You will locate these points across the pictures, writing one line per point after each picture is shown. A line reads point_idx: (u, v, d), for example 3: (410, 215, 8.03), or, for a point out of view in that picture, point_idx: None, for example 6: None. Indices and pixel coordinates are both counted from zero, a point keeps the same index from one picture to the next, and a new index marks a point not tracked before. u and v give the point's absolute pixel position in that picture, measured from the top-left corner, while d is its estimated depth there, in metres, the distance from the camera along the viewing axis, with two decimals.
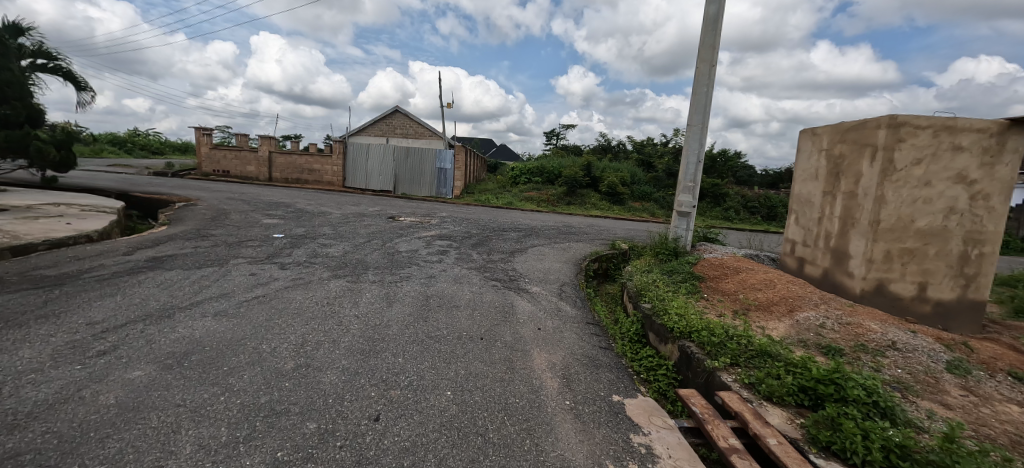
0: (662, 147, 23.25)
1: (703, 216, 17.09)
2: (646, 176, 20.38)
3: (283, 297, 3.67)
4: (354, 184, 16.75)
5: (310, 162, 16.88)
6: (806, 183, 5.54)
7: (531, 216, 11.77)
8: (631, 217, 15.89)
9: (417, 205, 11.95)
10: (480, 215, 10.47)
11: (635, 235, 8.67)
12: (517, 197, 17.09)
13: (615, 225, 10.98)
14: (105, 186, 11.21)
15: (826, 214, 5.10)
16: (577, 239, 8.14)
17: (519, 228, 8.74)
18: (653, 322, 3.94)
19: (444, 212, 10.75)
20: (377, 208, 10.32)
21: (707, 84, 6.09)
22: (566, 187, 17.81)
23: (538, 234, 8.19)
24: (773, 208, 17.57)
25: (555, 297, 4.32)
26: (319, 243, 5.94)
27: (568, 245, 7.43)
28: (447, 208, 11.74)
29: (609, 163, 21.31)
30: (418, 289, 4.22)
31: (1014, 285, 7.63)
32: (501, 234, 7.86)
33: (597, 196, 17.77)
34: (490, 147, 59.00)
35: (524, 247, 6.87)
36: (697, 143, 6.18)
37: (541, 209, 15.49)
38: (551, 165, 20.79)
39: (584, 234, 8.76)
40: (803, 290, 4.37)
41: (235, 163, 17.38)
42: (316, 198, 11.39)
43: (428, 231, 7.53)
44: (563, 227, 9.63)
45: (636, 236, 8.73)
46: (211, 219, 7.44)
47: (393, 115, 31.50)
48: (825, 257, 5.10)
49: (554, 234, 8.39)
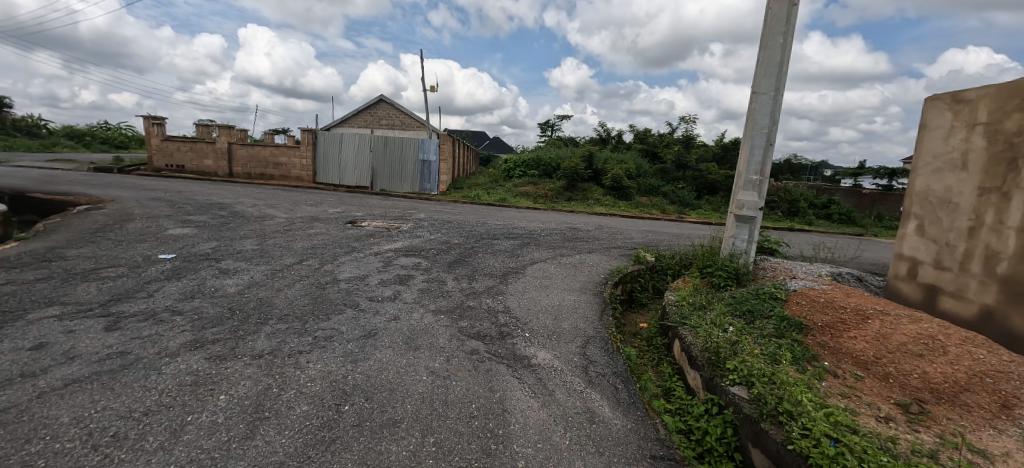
0: (668, 137, 21.41)
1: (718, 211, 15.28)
2: (652, 168, 18.56)
3: (26, 422, 1.78)
4: (326, 179, 14.76)
5: (276, 154, 14.85)
6: (940, 175, 3.71)
7: (528, 216, 9.90)
8: (641, 214, 14.05)
9: (392, 204, 10.03)
10: (467, 217, 8.58)
11: (661, 247, 6.87)
12: (511, 192, 15.18)
13: (629, 227, 9.17)
14: (8, 185, 9.19)
15: (989, 223, 3.29)
16: (589, 249, 6.30)
17: (513, 235, 6.89)
18: (764, 436, 2.09)
19: (422, 212, 8.84)
20: (338, 209, 8.38)
21: (783, 31, 4.16)
22: (565, 181, 15.97)
23: (538, 244, 6.32)
24: (796, 202, 15.81)
25: (580, 377, 2.46)
26: (219, 267, 4.03)
27: (579, 259, 5.59)
28: (427, 207, 9.84)
29: (611, 154, 19.47)
30: (335, 370, 2.33)
31: None
32: (491, 245, 5.99)
33: (600, 191, 15.92)
34: (483, 140, 56.86)
35: (521, 265, 5.01)
36: (766, 118, 4.27)
37: (537, 206, 13.61)
38: (549, 157, 18.89)
39: (595, 242, 6.90)
40: (997, 359, 2.57)
41: (190, 156, 15.32)
42: (268, 197, 9.43)
43: (393, 243, 5.63)
44: (567, 231, 7.77)
45: (663, 247, 6.90)
46: (97, 230, 5.50)
47: (378, 106, 29.37)
48: (985, 288, 3.29)
49: (558, 242, 6.53)
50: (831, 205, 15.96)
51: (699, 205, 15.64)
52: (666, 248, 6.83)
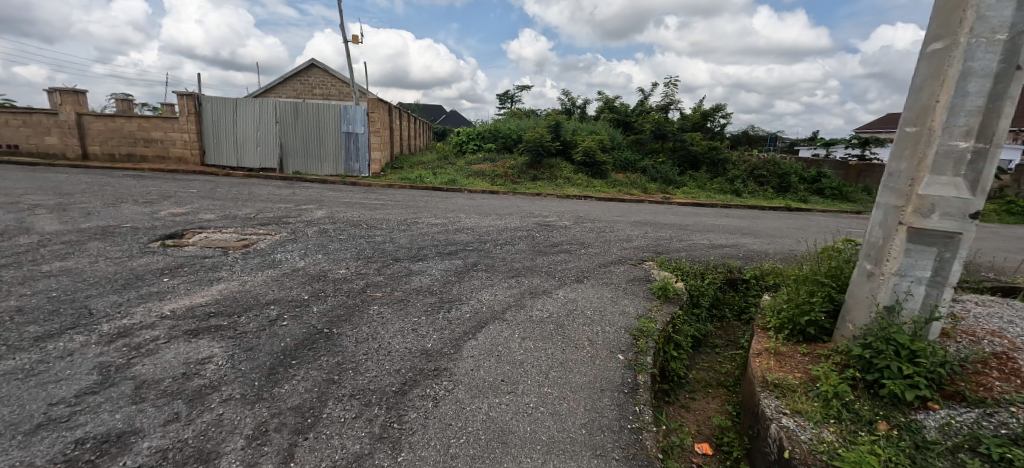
0: (641, 105, 19.12)
1: (704, 188, 13.31)
2: (626, 139, 16.29)
3: None
4: (219, 160, 11.30)
5: (146, 128, 11.18)
6: None
7: (481, 207, 7.20)
8: (620, 194, 11.75)
9: (286, 195, 7.04)
10: (387, 215, 5.78)
11: (683, 263, 4.41)
12: (463, 172, 12.39)
13: (618, 219, 6.75)
14: None
15: None
16: (577, 271, 3.72)
17: (451, 248, 4.22)
18: None
19: (322, 209, 5.96)
20: (181, 210, 5.36)
21: None
22: (528, 156, 13.33)
23: (491, 267, 3.69)
24: (787, 175, 14.01)
25: None
26: None
27: (565, 302, 2.99)
28: (336, 199, 6.93)
29: (580, 125, 16.98)
30: None
31: None
32: (403, 277, 3.28)
33: (570, 167, 13.46)
34: (440, 114, 52.63)
35: (450, 336, 2.38)
36: (1011, 4, 1.76)
37: (495, 188, 10.95)
38: (509, 128, 16.11)
39: (582, 253, 4.35)
40: None
41: (23, 132, 11.31)
42: (82, 191, 6.18)
43: (197, 291, 2.81)
44: (536, 234, 5.18)
45: (684, 262, 4.45)
46: None
47: (308, 72, 25.08)
48: None
49: (524, 261, 3.92)
50: (823, 178, 14.31)
51: (682, 182, 13.50)
52: (691, 267, 4.37)
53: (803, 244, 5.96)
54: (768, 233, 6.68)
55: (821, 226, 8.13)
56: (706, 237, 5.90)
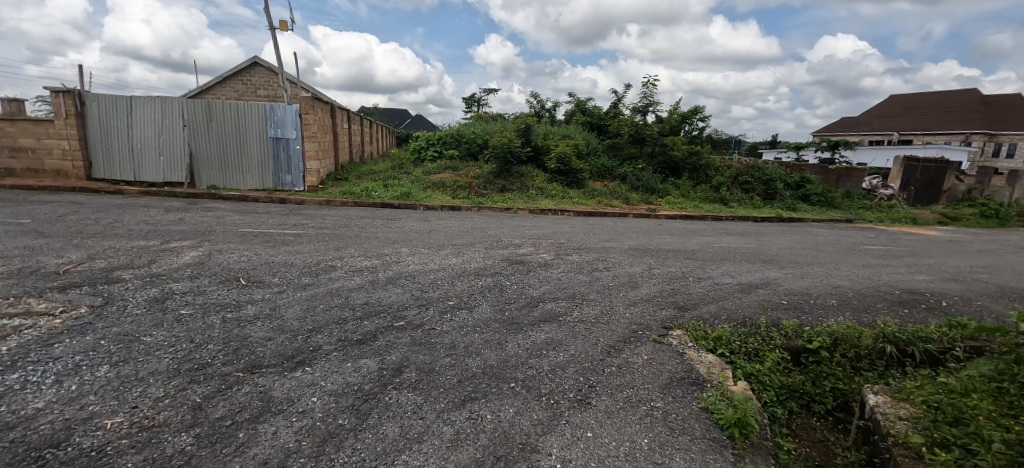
0: (615, 108, 18.06)
1: (688, 197, 12.27)
2: (601, 144, 15.14)
3: None
4: (111, 173, 9.10)
5: (11, 134, 8.83)
6: None
7: (434, 233, 5.59)
8: (600, 206, 10.45)
9: (167, 226, 5.17)
10: (294, 256, 4.06)
11: (724, 330, 2.94)
12: (419, 184, 10.73)
13: (609, 247, 5.33)
14: None
15: None
16: (575, 375, 2.17)
17: (366, 327, 2.57)
18: None
19: (202, 249, 4.18)
20: None
21: None
22: (495, 164, 11.84)
23: (428, 375, 2.09)
24: (772, 181, 13.20)
25: None
26: None
27: None
28: (238, 230, 5.14)
29: (552, 128, 15.68)
30: None
31: None
32: (237, 432, 1.62)
33: (543, 176, 12.09)
34: (405, 119, 50.36)
35: None
36: None
37: (457, 202, 9.37)
38: (474, 132, 14.56)
39: (576, 323, 2.81)
40: None
41: None
42: None
43: None
44: (506, 281, 3.63)
45: (725, 328, 2.99)
46: None
47: (251, 70, 22.55)
48: None
49: (486, 353, 2.33)
50: (806, 183, 13.61)
51: (665, 191, 12.40)
52: (737, 336, 2.91)
53: (843, 276, 4.72)
54: (791, 259, 5.43)
55: (833, 243, 7.07)
56: (726, 271, 4.54)
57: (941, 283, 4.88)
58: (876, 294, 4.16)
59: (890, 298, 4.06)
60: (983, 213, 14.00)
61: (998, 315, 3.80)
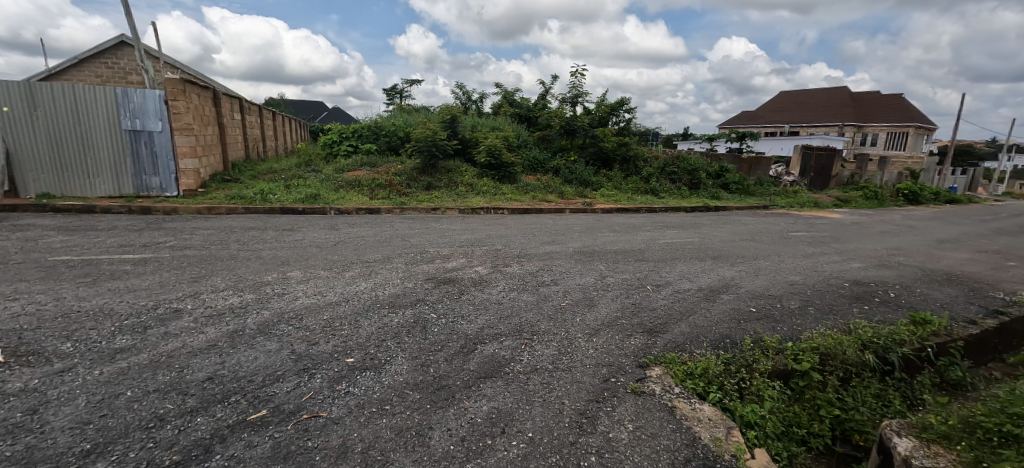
0: (543, 99, 17.67)
1: (620, 189, 12.22)
2: (532, 135, 14.63)
3: None
4: None
5: None
6: None
7: (342, 247, 4.51)
8: (535, 202, 9.88)
9: None
10: (119, 299, 2.81)
11: (707, 360, 2.36)
12: (330, 183, 9.32)
13: (551, 251, 4.67)
14: None
15: None
16: None
17: (195, 432, 1.57)
18: None
19: None
20: None
21: None
22: (419, 159, 10.75)
23: None
24: (695, 171, 13.64)
25: None
26: None
27: None
28: (47, 260, 3.65)
29: (480, 120, 14.82)
30: None
31: None
32: None
33: (472, 171, 11.24)
34: (320, 111, 46.16)
35: None
36: None
37: (376, 203, 8.20)
38: (394, 123, 13.22)
39: (528, 376, 2.05)
40: None
41: None
42: None
43: None
44: (430, 313, 2.76)
45: (708, 356, 2.42)
46: None
47: (115, 50, 18.69)
48: None
49: (398, 460, 1.47)
50: (724, 172, 14.30)
51: (598, 183, 12.19)
52: (723, 367, 2.35)
53: (792, 270, 4.51)
54: (737, 252, 5.18)
55: (765, 232, 7.12)
56: (682, 274, 4.07)
57: (874, 269, 4.91)
58: (830, 288, 3.94)
59: (845, 292, 3.86)
60: (864, 195, 15.86)
61: (943, 304, 3.74)
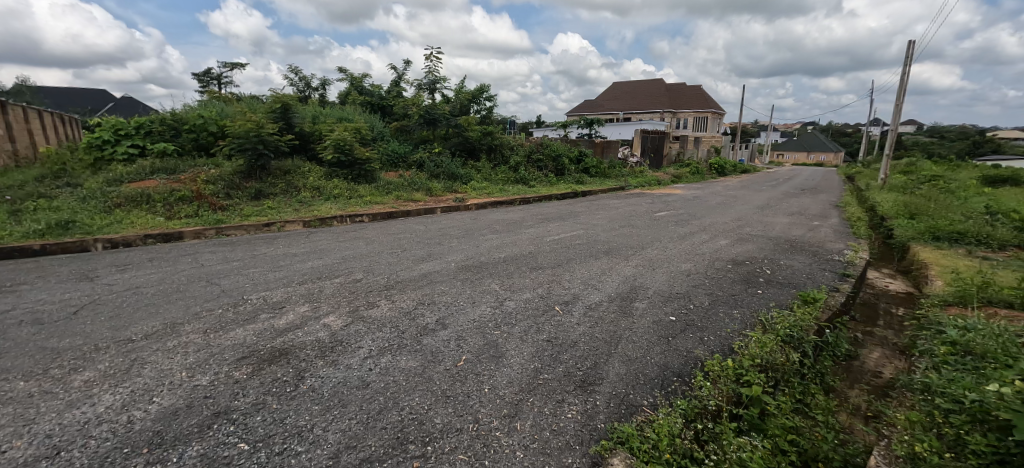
0: (396, 86, 16.04)
1: (490, 180, 11.71)
2: (388, 126, 13.07)
3: None
4: None
5: None
6: None
7: (90, 317, 2.78)
8: (401, 203, 8.64)
9: None
10: None
11: (666, 421, 1.74)
12: (96, 202, 6.55)
13: (429, 272, 3.68)
14: None
15: None
16: None
17: None
18: None
19: None
20: None
21: None
22: (242, 160, 8.42)
23: None
24: (558, 157, 14.00)
25: None
26: None
27: None
28: None
29: (323, 110, 12.60)
30: None
31: (995, 242, 5.34)
32: None
33: (318, 172, 9.34)
34: (96, 101, 35.06)
35: None
36: None
37: (177, 225, 5.96)
38: (201, 114, 10.22)
39: None
40: None
41: None
42: None
43: None
44: (240, 443, 1.57)
45: (663, 414, 1.81)
46: None
47: None
48: None
49: None
50: (584, 157, 15.04)
51: (467, 175, 11.45)
52: (685, 427, 1.77)
53: (679, 257, 4.44)
54: (625, 243, 4.99)
55: (635, 215, 7.34)
56: (586, 280, 3.56)
57: (737, 244, 5.24)
58: (721, 273, 3.89)
59: (734, 275, 3.84)
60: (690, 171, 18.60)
61: (807, 274, 3.99)
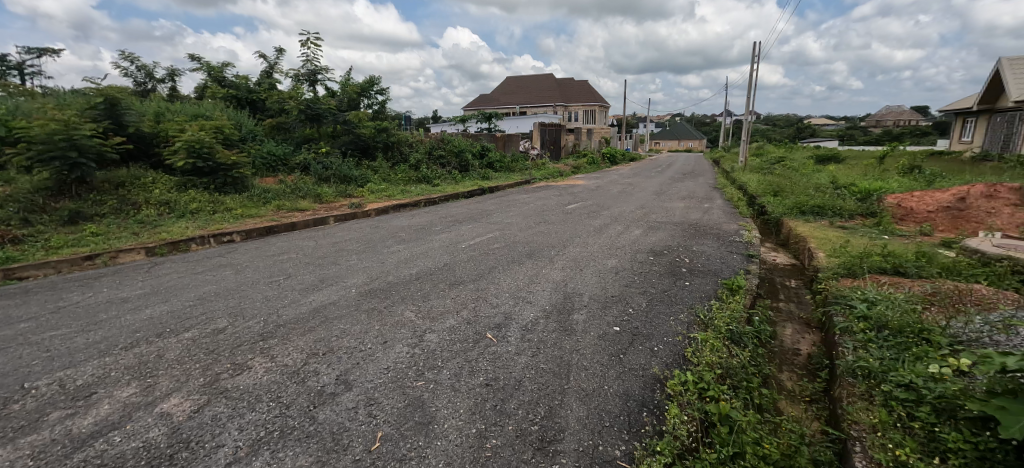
0: (266, 77, 13.86)
1: (391, 181, 10.73)
2: (260, 124, 11.17)
3: None
4: None
5: None
6: None
7: None
8: (284, 214, 7.33)
9: None
10: None
11: None
12: None
13: (322, 306, 2.92)
14: None
15: None
16: None
17: None
18: None
19: None
20: None
21: None
22: (45, 173, 6.30)
23: None
24: (461, 153, 13.45)
25: None
26: None
27: None
28: None
29: (169, 106, 10.24)
30: None
31: (845, 212, 6.23)
32: None
33: (167, 182, 7.49)
34: None
35: None
36: None
37: None
38: None
39: None
40: None
41: None
42: None
43: None
44: None
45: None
46: None
47: None
48: None
49: None
50: (487, 152, 14.73)
51: (364, 177, 10.31)
52: None
53: (602, 253, 4.28)
54: (545, 242, 4.70)
55: (548, 210, 7.17)
56: (515, 292, 3.13)
57: (649, 232, 5.32)
58: (647, 267, 3.78)
59: (658, 268, 3.76)
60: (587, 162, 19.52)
61: (719, 258, 4.11)
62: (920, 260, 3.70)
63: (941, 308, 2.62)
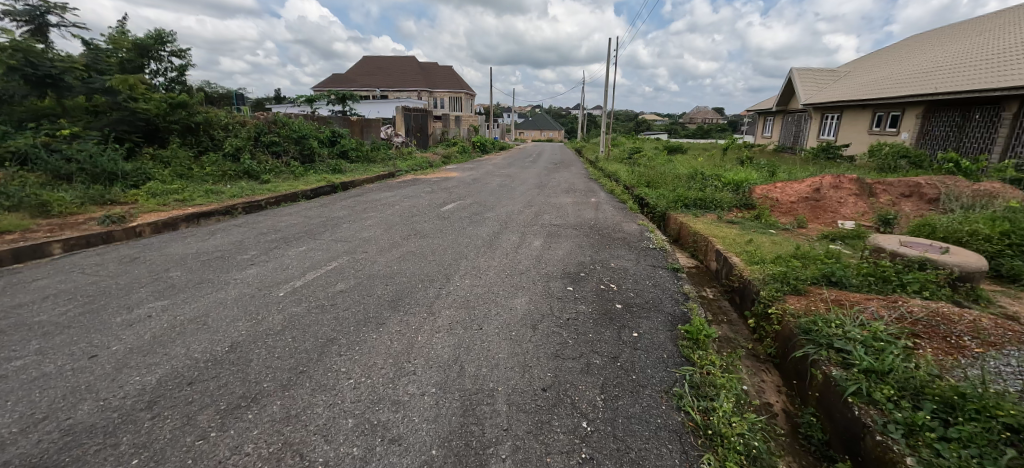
0: None
1: (195, 176, 7.74)
2: None
3: None
4: None
5: None
6: None
7: None
8: None
9: None
10: None
11: None
12: None
13: None
14: None
15: None
16: None
17: None
18: None
19: None
20: None
21: None
22: None
23: None
24: (304, 139, 10.74)
25: None
26: None
27: None
28: None
29: None
30: None
31: (726, 203, 6.21)
32: None
33: None
34: None
35: None
36: None
37: None
38: None
39: None
40: None
41: None
42: None
43: None
44: None
45: None
46: None
47: None
48: None
49: None
50: (339, 138, 12.19)
51: (145, 171, 7.13)
52: None
53: (505, 285, 2.99)
54: (422, 272, 3.21)
55: (419, 215, 5.61)
56: (371, 411, 1.60)
57: (551, 242, 4.27)
58: (571, 308, 2.62)
59: (587, 307, 2.64)
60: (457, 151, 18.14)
61: (646, 279, 3.21)
62: (840, 264, 3.39)
63: (942, 348, 2.06)
